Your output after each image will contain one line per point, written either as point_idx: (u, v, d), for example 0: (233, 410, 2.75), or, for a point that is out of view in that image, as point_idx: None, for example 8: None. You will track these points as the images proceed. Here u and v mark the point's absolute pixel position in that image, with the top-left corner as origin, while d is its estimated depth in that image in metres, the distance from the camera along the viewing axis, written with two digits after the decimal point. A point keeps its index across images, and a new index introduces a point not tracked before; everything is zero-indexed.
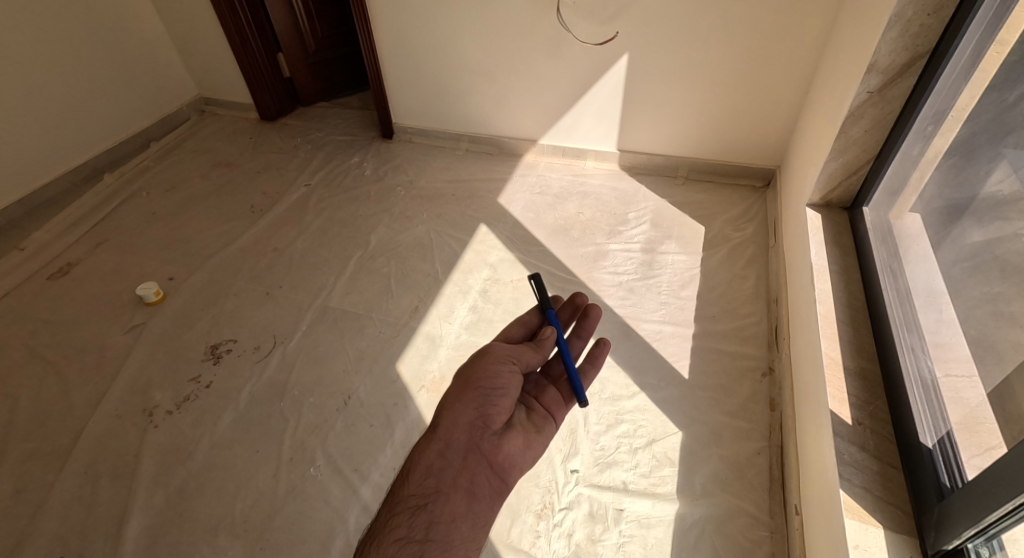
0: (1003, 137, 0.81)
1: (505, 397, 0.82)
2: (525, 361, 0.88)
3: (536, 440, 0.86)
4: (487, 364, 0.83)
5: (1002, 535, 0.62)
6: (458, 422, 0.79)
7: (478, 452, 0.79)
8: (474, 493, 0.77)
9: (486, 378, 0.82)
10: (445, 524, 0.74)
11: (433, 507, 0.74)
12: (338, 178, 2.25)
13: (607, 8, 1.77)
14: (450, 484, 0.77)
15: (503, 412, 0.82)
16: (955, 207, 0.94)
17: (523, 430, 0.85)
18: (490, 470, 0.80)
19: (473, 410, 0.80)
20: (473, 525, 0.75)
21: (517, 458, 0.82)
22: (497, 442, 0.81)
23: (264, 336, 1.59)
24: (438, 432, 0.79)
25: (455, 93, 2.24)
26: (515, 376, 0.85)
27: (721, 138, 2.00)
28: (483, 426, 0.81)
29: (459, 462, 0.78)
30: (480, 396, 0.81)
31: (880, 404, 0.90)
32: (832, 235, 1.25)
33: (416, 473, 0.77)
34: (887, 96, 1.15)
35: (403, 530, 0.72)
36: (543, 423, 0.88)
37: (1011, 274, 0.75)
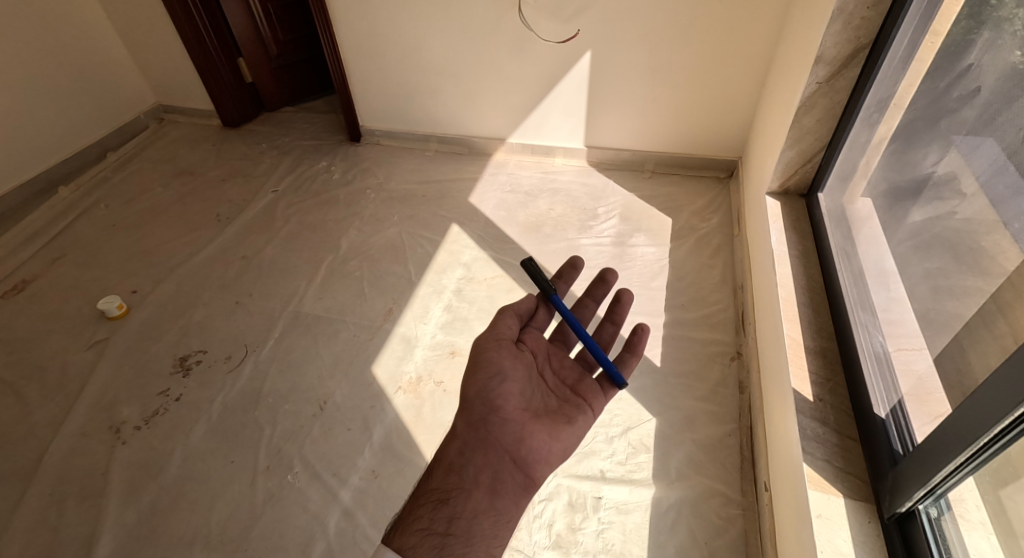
0: (939, 122, 0.87)
1: (506, 383, 0.82)
2: (506, 329, 0.88)
3: (564, 429, 0.83)
4: (479, 352, 0.85)
5: (949, 495, 0.67)
6: (471, 420, 0.81)
7: (498, 448, 0.79)
8: (497, 491, 0.77)
9: (481, 366, 0.83)
10: (467, 519, 0.74)
11: (455, 502, 0.75)
12: (306, 183, 2.22)
13: (568, 6, 1.80)
14: (472, 481, 0.77)
15: (512, 396, 0.82)
16: (897, 189, 0.99)
17: (548, 420, 0.83)
18: (514, 465, 0.79)
19: (478, 404, 0.81)
20: (495, 521, 0.75)
21: (542, 452, 0.80)
22: (518, 436, 0.80)
23: (235, 345, 1.57)
24: (457, 434, 0.81)
25: (421, 94, 2.23)
26: (511, 357, 0.85)
27: (685, 131, 2.05)
28: (498, 420, 0.80)
29: (479, 458, 0.79)
30: (483, 389, 0.82)
31: (838, 380, 0.95)
32: (791, 222, 1.30)
33: (440, 470, 0.79)
34: (834, 87, 1.20)
35: (425, 520, 0.73)
36: (572, 414, 0.85)
37: (949, 250, 0.80)
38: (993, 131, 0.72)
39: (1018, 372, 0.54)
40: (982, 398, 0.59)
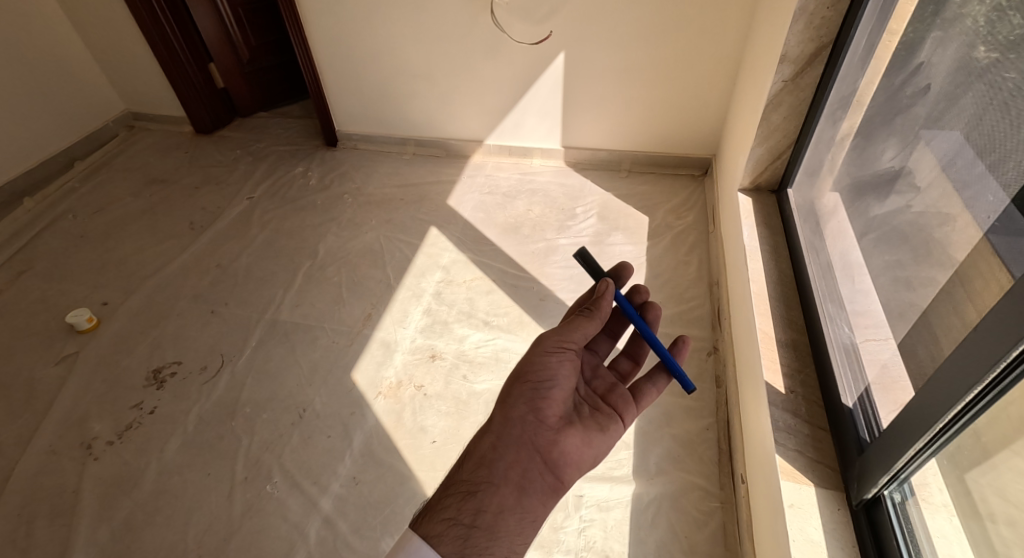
0: (895, 118, 0.89)
1: (556, 389, 0.81)
2: (575, 334, 0.83)
3: (596, 437, 0.83)
4: (539, 352, 0.83)
5: (912, 480, 0.69)
6: (509, 416, 0.79)
7: (531, 447, 0.78)
8: (525, 489, 0.75)
9: (535, 368, 0.82)
10: (492, 514, 0.72)
11: (483, 496, 0.73)
12: (282, 189, 2.20)
13: (539, 8, 1.81)
14: (501, 476, 0.75)
15: (555, 403, 0.81)
16: (859, 184, 1.01)
17: (582, 426, 0.82)
18: (544, 466, 0.78)
19: (521, 403, 0.79)
20: (520, 519, 0.73)
21: (573, 456, 0.80)
22: (551, 438, 0.79)
23: (211, 356, 1.54)
24: (491, 427, 0.79)
25: (396, 97, 2.22)
26: (568, 364, 0.84)
27: (659, 130, 2.07)
28: (537, 420, 0.79)
29: (511, 455, 0.77)
30: (530, 390, 0.80)
31: (809, 371, 0.97)
32: (762, 218, 1.33)
33: (470, 462, 0.77)
34: (799, 85, 1.23)
35: (452, 510, 0.72)
36: (605, 423, 0.85)
37: (906, 242, 0.82)
38: (944, 125, 0.75)
39: (971, 360, 0.55)
40: (937, 385, 0.61)
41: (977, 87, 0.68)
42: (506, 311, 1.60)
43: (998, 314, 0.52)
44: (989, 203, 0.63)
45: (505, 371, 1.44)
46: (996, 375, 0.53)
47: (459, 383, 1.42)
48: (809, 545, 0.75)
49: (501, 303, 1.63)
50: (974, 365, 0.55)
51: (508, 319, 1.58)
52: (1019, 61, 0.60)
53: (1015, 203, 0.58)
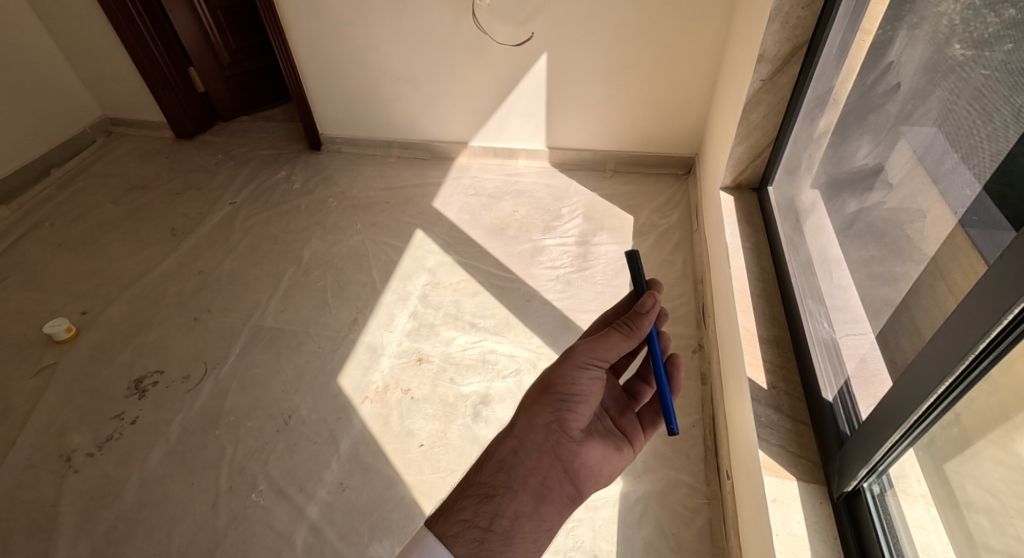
0: (869, 115, 0.91)
1: (586, 405, 0.76)
2: (611, 352, 0.76)
3: (613, 455, 0.81)
4: (572, 363, 0.76)
5: (890, 472, 0.70)
6: (535, 423, 0.75)
7: (554, 456, 0.75)
8: (543, 496, 0.74)
9: (568, 380, 0.76)
10: (509, 518, 0.71)
11: (500, 499, 0.72)
12: (265, 194, 2.17)
13: (521, 9, 1.81)
14: (520, 482, 0.73)
15: (582, 419, 0.77)
16: (835, 181, 1.03)
17: (600, 444, 0.80)
18: (565, 475, 0.75)
19: (549, 411, 0.75)
20: (536, 526, 0.72)
21: (591, 469, 0.78)
22: (574, 449, 0.77)
23: (194, 364, 1.52)
24: (515, 430, 0.76)
25: (380, 100, 2.21)
26: (599, 381, 0.78)
27: (643, 130, 2.08)
28: (561, 431, 0.76)
29: (533, 462, 0.74)
30: (560, 400, 0.76)
31: (790, 367, 0.98)
32: (744, 216, 1.35)
33: (489, 464, 0.74)
34: (777, 84, 1.25)
35: (468, 512, 0.71)
36: (620, 443, 0.83)
37: (880, 237, 0.84)
38: (912, 123, 0.76)
39: (943, 352, 0.56)
40: (910, 377, 0.62)
41: (942, 85, 0.70)
42: (493, 313, 1.60)
43: (967, 305, 0.53)
44: (956, 199, 0.65)
45: (492, 372, 1.43)
46: (967, 364, 0.54)
47: (446, 386, 1.42)
48: (792, 540, 0.76)
49: (487, 304, 1.63)
50: (945, 355, 0.56)
51: (494, 320, 1.58)
52: (984, 59, 0.62)
53: (981, 198, 0.60)
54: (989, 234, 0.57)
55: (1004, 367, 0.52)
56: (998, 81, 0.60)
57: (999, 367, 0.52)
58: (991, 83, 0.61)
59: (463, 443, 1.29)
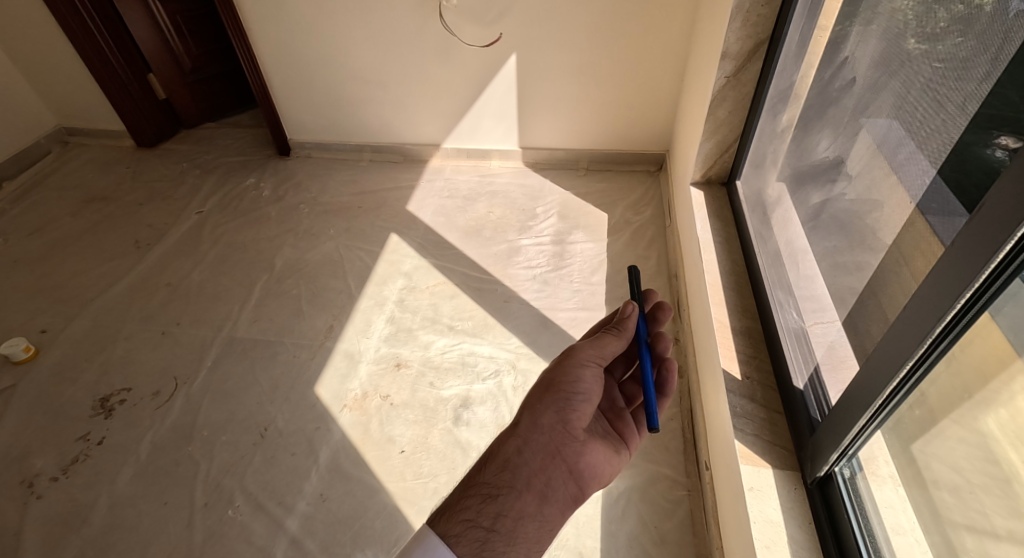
0: (828, 109, 0.93)
1: (589, 404, 0.77)
2: (608, 351, 0.79)
3: (612, 457, 0.81)
4: (572, 361, 0.78)
5: (860, 455, 0.73)
6: (541, 422, 0.75)
7: (557, 455, 0.75)
8: (547, 496, 0.73)
9: (569, 378, 0.77)
10: (513, 518, 0.70)
11: (504, 499, 0.71)
12: (233, 202, 2.12)
13: (488, 10, 1.81)
14: (525, 482, 0.73)
15: (585, 418, 0.77)
16: (798, 174, 1.06)
17: (601, 444, 0.80)
18: (568, 476, 0.75)
19: (554, 411, 0.76)
20: (540, 527, 0.71)
21: (594, 470, 0.78)
22: (577, 450, 0.77)
23: (163, 380, 1.47)
24: (519, 429, 0.76)
25: (349, 103, 2.18)
26: (599, 380, 0.79)
27: (614, 128, 2.10)
28: (565, 430, 0.76)
29: (537, 462, 0.74)
30: (564, 399, 0.76)
31: (762, 357, 1.00)
32: (714, 210, 1.37)
33: (493, 464, 0.74)
34: (741, 80, 1.27)
35: (471, 512, 0.69)
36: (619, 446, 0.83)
37: (843, 227, 0.86)
38: (868, 116, 0.79)
39: (903, 336, 0.58)
40: (874, 362, 0.63)
41: (895, 78, 0.72)
42: (471, 315, 1.59)
43: (925, 290, 0.54)
44: (911, 186, 0.67)
45: (472, 375, 1.43)
46: (925, 349, 0.55)
47: (426, 390, 1.41)
48: (769, 526, 0.77)
49: (465, 307, 1.62)
50: (905, 340, 0.57)
51: (473, 322, 1.57)
52: (932, 53, 0.65)
53: (935, 185, 0.62)
54: (942, 221, 0.59)
55: (961, 348, 0.54)
56: (945, 73, 0.62)
57: (956, 348, 0.54)
58: (940, 76, 0.63)
59: (445, 447, 1.28)
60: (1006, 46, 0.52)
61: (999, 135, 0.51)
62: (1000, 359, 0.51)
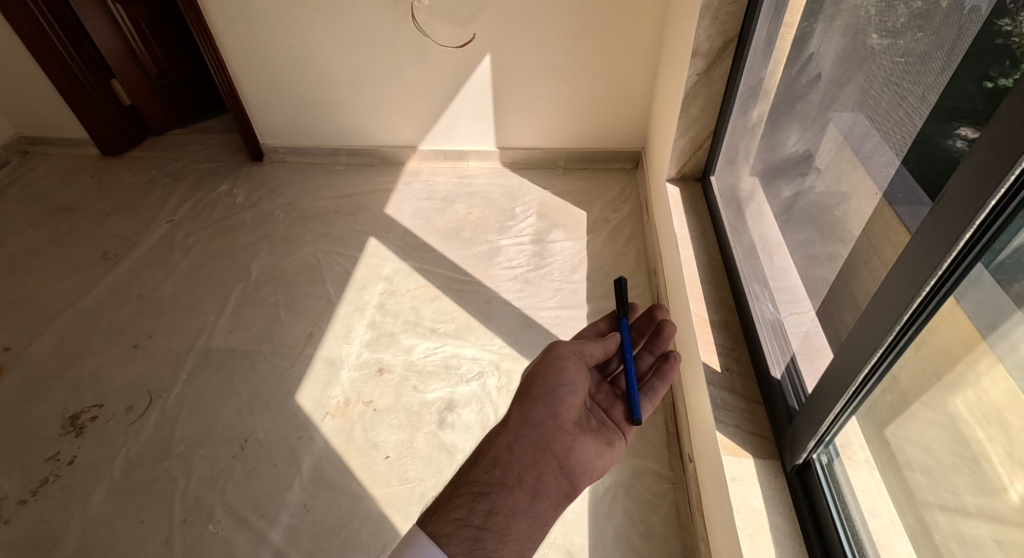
0: (796, 104, 0.95)
1: (574, 395, 0.79)
2: (587, 348, 0.83)
3: (608, 449, 0.80)
4: (553, 355, 0.81)
5: (836, 442, 0.74)
6: (529, 417, 0.76)
7: (548, 450, 0.75)
8: (539, 492, 0.73)
9: (552, 371, 0.79)
10: (504, 515, 0.69)
11: (496, 497, 0.70)
12: (206, 209, 2.08)
13: (460, 11, 1.81)
14: (516, 478, 0.72)
15: (573, 409, 0.79)
16: (769, 168, 1.08)
17: (594, 437, 0.80)
18: (559, 471, 0.75)
19: (541, 404, 0.77)
20: (532, 523, 0.70)
21: (587, 463, 0.77)
22: (567, 444, 0.77)
23: (136, 394, 1.43)
24: (509, 426, 0.77)
25: (322, 106, 2.15)
26: (582, 371, 0.81)
27: (590, 126, 2.11)
28: (554, 423, 0.77)
29: (528, 457, 0.74)
30: (549, 391, 0.78)
31: (740, 349, 1.02)
32: (690, 206, 1.39)
33: (484, 462, 0.74)
34: (712, 77, 1.29)
35: (462, 510, 0.68)
36: (614, 437, 0.82)
37: (814, 218, 0.88)
38: (834, 110, 0.81)
39: (874, 324, 0.59)
40: (848, 350, 0.65)
41: (859, 73, 0.74)
42: (453, 318, 1.59)
43: (894, 278, 0.56)
44: (878, 177, 0.69)
45: (456, 377, 1.42)
46: (894, 335, 0.57)
47: (409, 395, 1.40)
48: (752, 515, 0.79)
49: (447, 309, 1.61)
50: (875, 328, 0.59)
51: (455, 324, 1.57)
52: (893, 47, 0.66)
53: (901, 175, 0.63)
54: (907, 211, 0.61)
55: (928, 333, 0.55)
56: (907, 67, 0.63)
57: (925, 334, 0.56)
58: (901, 70, 0.65)
59: (430, 451, 1.28)
60: (962, 40, 0.54)
61: (960, 125, 0.53)
62: (966, 342, 0.52)
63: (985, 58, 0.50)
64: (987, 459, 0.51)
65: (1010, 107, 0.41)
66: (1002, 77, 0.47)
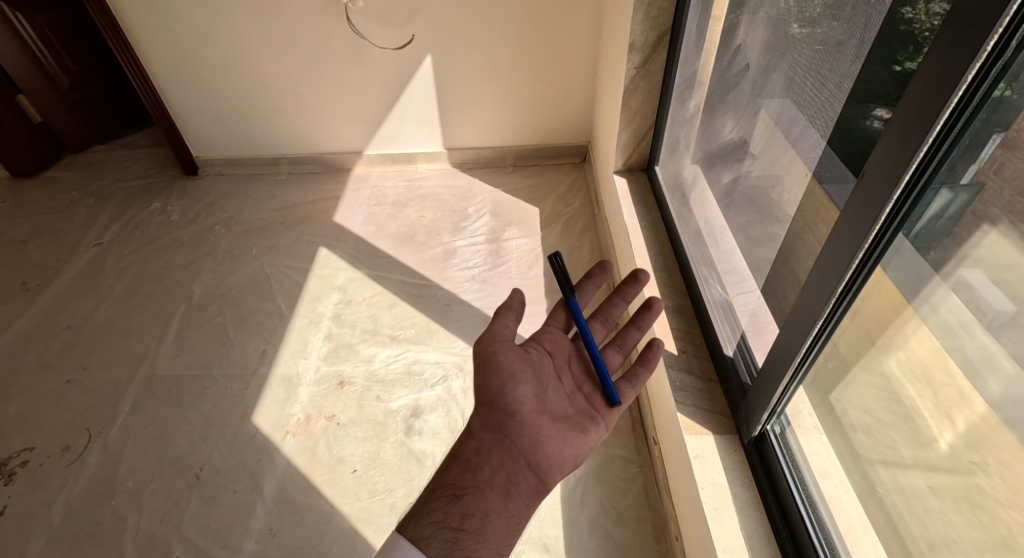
0: (728, 93, 1.00)
1: (522, 386, 0.76)
2: (507, 332, 0.80)
3: (579, 436, 0.78)
4: (484, 355, 0.78)
5: (788, 411, 0.79)
6: (487, 422, 0.75)
7: (513, 449, 0.74)
8: (511, 491, 0.72)
9: (491, 371, 0.77)
10: (480, 516, 0.69)
11: (470, 499, 0.70)
12: (138, 229, 1.96)
13: (396, 13, 1.78)
14: (488, 480, 0.72)
15: (526, 401, 0.76)
16: (708, 155, 1.12)
17: (563, 425, 0.78)
18: (528, 468, 0.74)
19: (494, 408, 0.75)
20: (507, 522, 0.70)
21: (556, 456, 0.75)
22: (533, 439, 0.75)
23: (73, 433, 1.34)
24: (473, 431, 0.76)
25: (259, 114, 2.07)
26: (519, 359, 0.79)
27: (536, 123, 2.12)
28: (514, 421, 0.75)
29: (495, 459, 0.73)
30: (498, 392, 0.76)
31: (694, 331, 1.06)
32: (638, 197, 1.43)
33: (456, 465, 0.74)
34: (649, 70, 1.33)
35: (438, 513, 0.68)
36: (586, 422, 0.80)
37: (753, 201, 0.92)
38: (764, 97, 0.85)
39: (814, 297, 0.63)
40: (792, 324, 0.69)
41: (783, 61, 0.78)
42: (413, 323, 1.57)
43: (828, 253, 0.60)
44: (807, 159, 0.72)
45: (420, 383, 1.40)
46: (831, 307, 0.61)
47: (373, 405, 1.37)
48: (715, 489, 0.82)
49: (406, 315, 1.59)
50: (815, 301, 0.63)
51: (415, 330, 1.55)
52: (811, 36, 0.70)
53: (827, 156, 0.67)
54: (835, 190, 0.65)
55: (861, 303, 0.59)
56: (825, 54, 0.67)
57: (858, 304, 0.60)
58: (820, 57, 0.69)
59: (399, 460, 1.26)
60: (871, 28, 0.58)
61: (876, 107, 0.56)
62: (893, 309, 0.56)
63: (892, 44, 0.54)
64: (918, 414, 0.55)
65: (915, 91, 0.45)
66: (908, 61, 0.51)
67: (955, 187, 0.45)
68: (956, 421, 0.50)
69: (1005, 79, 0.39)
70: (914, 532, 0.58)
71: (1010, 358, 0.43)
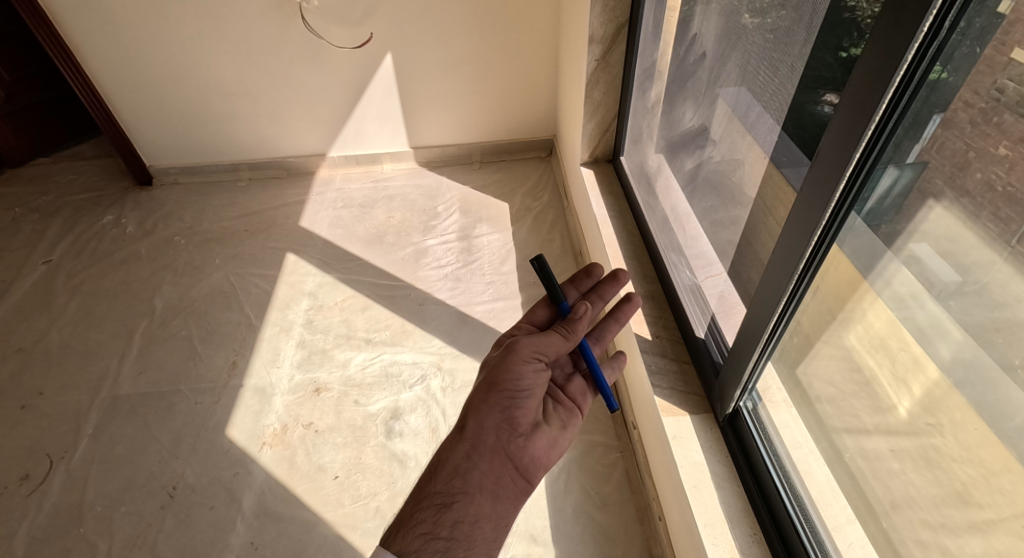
0: (687, 82, 1.02)
1: (532, 399, 0.76)
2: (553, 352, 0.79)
3: (563, 437, 0.80)
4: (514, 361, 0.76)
5: (759, 388, 0.82)
6: (484, 425, 0.73)
7: (504, 454, 0.74)
8: (500, 495, 0.72)
9: (509, 377, 0.75)
10: (470, 523, 0.69)
11: (459, 506, 0.69)
12: (91, 244, 1.88)
13: (351, 11, 1.75)
14: (477, 485, 0.71)
15: (530, 412, 0.77)
16: (671, 143, 1.14)
17: (552, 428, 0.79)
18: (515, 472, 0.74)
19: (496, 412, 0.74)
20: (495, 526, 0.71)
21: (542, 459, 0.77)
22: (522, 444, 0.75)
23: (31, 461, 1.29)
24: (465, 434, 0.73)
25: (215, 120, 2.01)
26: (540, 375, 0.78)
27: (500, 118, 2.12)
28: (510, 428, 0.75)
29: (486, 464, 0.72)
30: (507, 401, 0.75)
31: (666, 316, 1.08)
32: (605, 188, 1.45)
33: (443, 472, 0.71)
34: (609, 62, 1.35)
35: (428, 524, 0.67)
36: (571, 420, 0.82)
37: (716, 187, 0.94)
38: (721, 85, 0.87)
39: (778, 275, 0.65)
40: (758, 303, 0.71)
41: (737, 49, 0.80)
42: (386, 325, 1.55)
43: (789, 233, 0.62)
44: (764, 144, 0.75)
45: (397, 385, 1.39)
46: (794, 283, 0.64)
47: (351, 410, 1.35)
48: (694, 468, 0.84)
49: (379, 317, 1.58)
50: (779, 279, 0.65)
51: (389, 332, 1.53)
52: (762, 25, 0.73)
53: (783, 141, 0.69)
54: (792, 173, 0.67)
55: (820, 280, 0.62)
56: (775, 43, 0.70)
57: (818, 280, 0.63)
58: (771, 46, 0.71)
59: (380, 464, 1.25)
60: (817, 16, 0.60)
61: (825, 92, 0.59)
62: (850, 284, 0.58)
63: (836, 31, 0.56)
64: (878, 383, 0.58)
65: (861, 73, 0.47)
66: (853, 47, 0.53)
67: (902, 165, 0.48)
68: (913, 388, 0.52)
69: (940, 60, 0.42)
70: (878, 494, 0.61)
71: (957, 324, 0.46)
